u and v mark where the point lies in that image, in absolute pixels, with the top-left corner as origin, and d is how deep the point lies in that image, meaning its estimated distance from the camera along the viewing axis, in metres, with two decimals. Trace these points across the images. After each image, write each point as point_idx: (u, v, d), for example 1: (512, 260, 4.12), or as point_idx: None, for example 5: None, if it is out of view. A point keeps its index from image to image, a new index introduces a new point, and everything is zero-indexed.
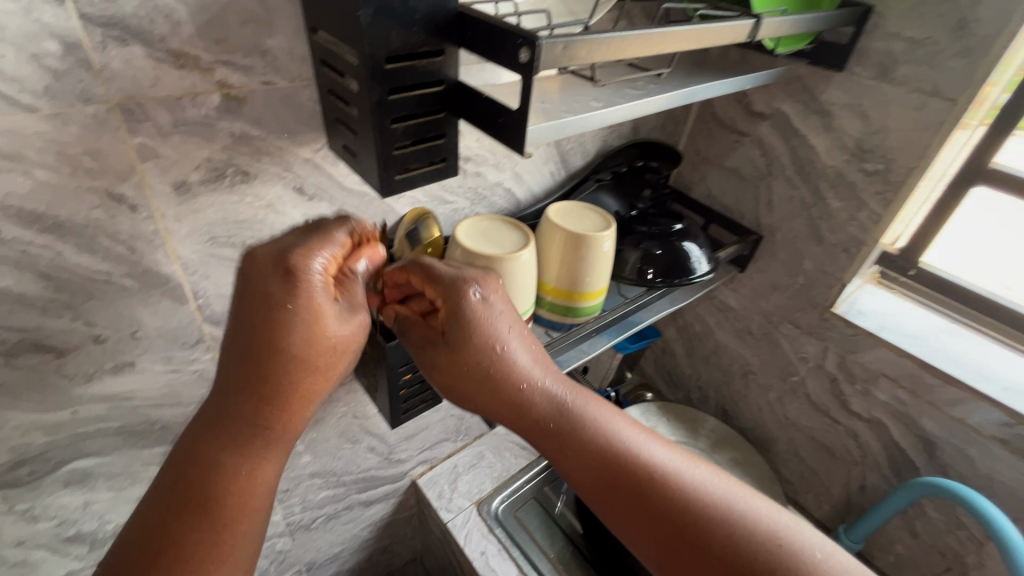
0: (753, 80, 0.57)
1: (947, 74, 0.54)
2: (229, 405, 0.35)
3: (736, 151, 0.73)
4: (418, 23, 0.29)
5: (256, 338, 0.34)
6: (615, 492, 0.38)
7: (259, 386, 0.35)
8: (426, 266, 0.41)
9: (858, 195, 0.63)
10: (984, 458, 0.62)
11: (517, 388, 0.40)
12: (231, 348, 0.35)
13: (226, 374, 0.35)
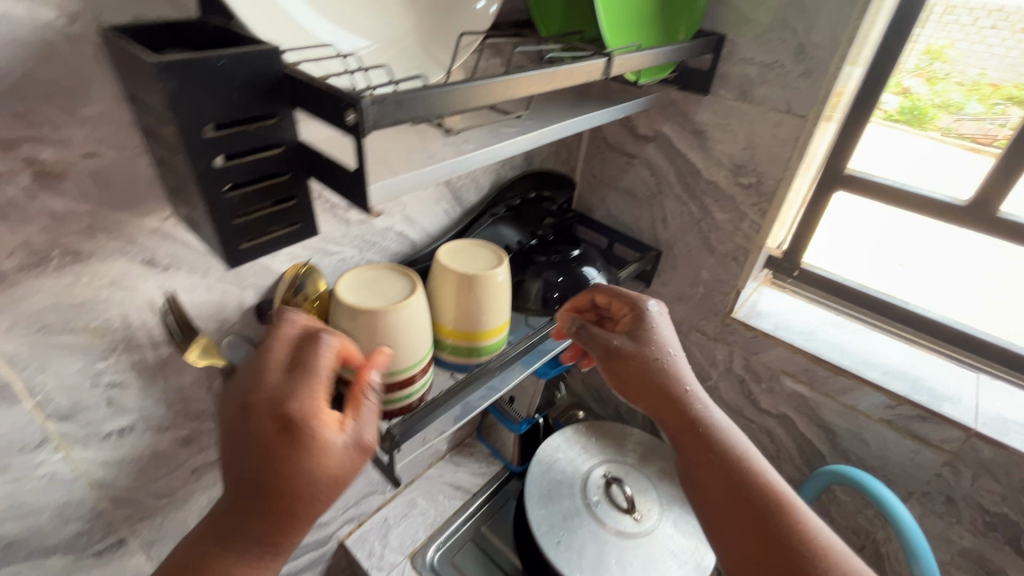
0: (632, 107, 0.59)
1: (795, 94, 0.58)
2: (241, 502, 0.33)
3: (628, 172, 0.76)
4: (237, 89, 0.27)
5: (256, 434, 0.34)
6: (724, 488, 0.45)
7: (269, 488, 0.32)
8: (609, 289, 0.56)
9: (738, 207, 0.67)
10: (876, 440, 0.66)
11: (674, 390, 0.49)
12: (239, 446, 0.33)
13: (231, 469, 0.33)
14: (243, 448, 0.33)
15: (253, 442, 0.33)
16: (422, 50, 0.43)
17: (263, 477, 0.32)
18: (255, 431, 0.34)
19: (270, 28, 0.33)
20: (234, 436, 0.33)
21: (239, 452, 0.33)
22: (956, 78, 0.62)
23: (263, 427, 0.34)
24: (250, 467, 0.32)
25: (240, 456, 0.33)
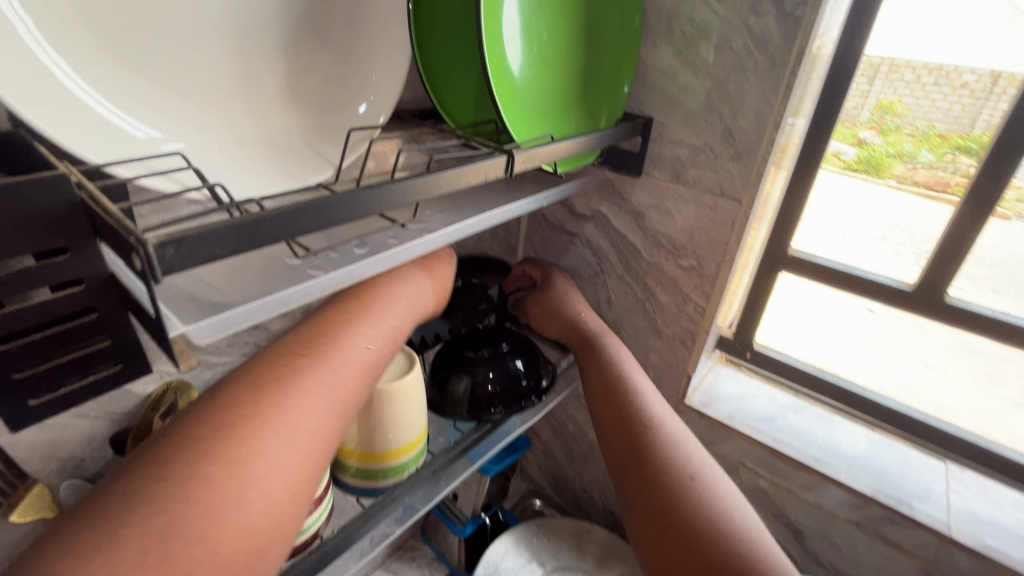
0: (568, 188, 0.55)
1: (728, 177, 0.56)
2: (313, 378, 0.36)
3: (569, 250, 0.72)
4: (6, 227, 0.22)
5: (329, 332, 0.39)
6: (618, 430, 0.51)
7: (374, 369, 0.40)
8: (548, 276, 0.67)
9: (682, 289, 0.64)
10: (845, 540, 0.60)
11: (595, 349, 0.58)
12: (376, 328, 0.42)
13: (320, 351, 0.38)
14: (380, 333, 0.42)
15: (381, 328, 0.42)
16: (307, 148, 0.39)
17: (333, 365, 0.37)
18: (381, 328, 0.42)
19: (100, 146, 0.28)
20: (369, 321, 0.42)
21: (360, 334, 0.40)
22: (907, 126, 0.72)
23: (393, 331, 0.43)
24: (331, 354, 0.38)
25: (377, 345, 0.41)
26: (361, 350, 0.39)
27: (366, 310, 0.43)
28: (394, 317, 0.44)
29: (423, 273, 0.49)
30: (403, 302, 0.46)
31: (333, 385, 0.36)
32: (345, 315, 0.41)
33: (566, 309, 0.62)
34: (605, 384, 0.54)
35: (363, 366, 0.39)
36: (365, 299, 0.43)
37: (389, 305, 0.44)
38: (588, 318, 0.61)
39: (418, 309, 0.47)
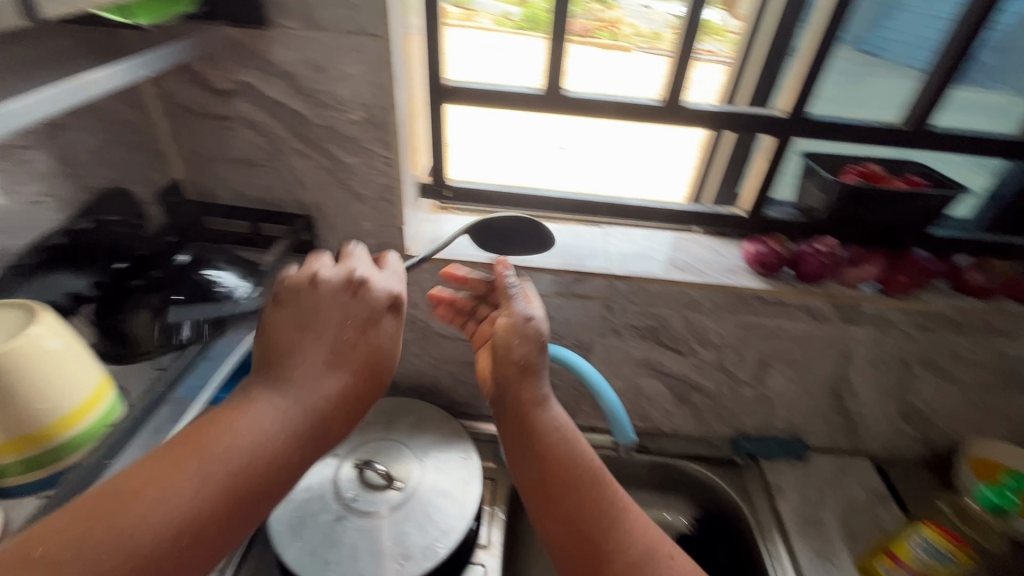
0: (177, 57, 0.45)
1: (359, 11, 0.53)
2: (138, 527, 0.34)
3: (230, 138, 0.63)
4: None
5: (198, 448, 0.38)
6: (548, 486, 0.48)
7: (268, 477, 0.39)
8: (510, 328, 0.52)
9: (363, 146, 0.62)
10: (556, 311, 0.75)
11: (525, 394, 0.51)
12: (229, 463, 0.38)
13: (193, 461, 0.37)
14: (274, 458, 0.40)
15: (232, 466, 0.38)
16: None
17: (196, 466, 0.37)
18: (230, 458, 0.38)
19: None
20: (237, 432, 0.39)
21: (189, 471, 0.37)
22: None
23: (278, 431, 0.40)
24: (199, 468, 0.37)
25: (283, 427, 0.40)
26: (249, 439, 0.39)
27: (216, 430, 0.39)
28: (276, 384, 0.42)
29: (332, 302, 0.46)
30: (282, 414, 0.41)
31: (201, 501, 0.36)
32: (220, 424, 0.39)
33: (517, 338, 0.52)
34: (518, 416, 0.50)
35: (243, 493, 0.38)
36: (225, 419, 0.40)
37: (243, 435, 0.39)
38: (536, 360, 0.52)
39: (273, 448, 0.40)
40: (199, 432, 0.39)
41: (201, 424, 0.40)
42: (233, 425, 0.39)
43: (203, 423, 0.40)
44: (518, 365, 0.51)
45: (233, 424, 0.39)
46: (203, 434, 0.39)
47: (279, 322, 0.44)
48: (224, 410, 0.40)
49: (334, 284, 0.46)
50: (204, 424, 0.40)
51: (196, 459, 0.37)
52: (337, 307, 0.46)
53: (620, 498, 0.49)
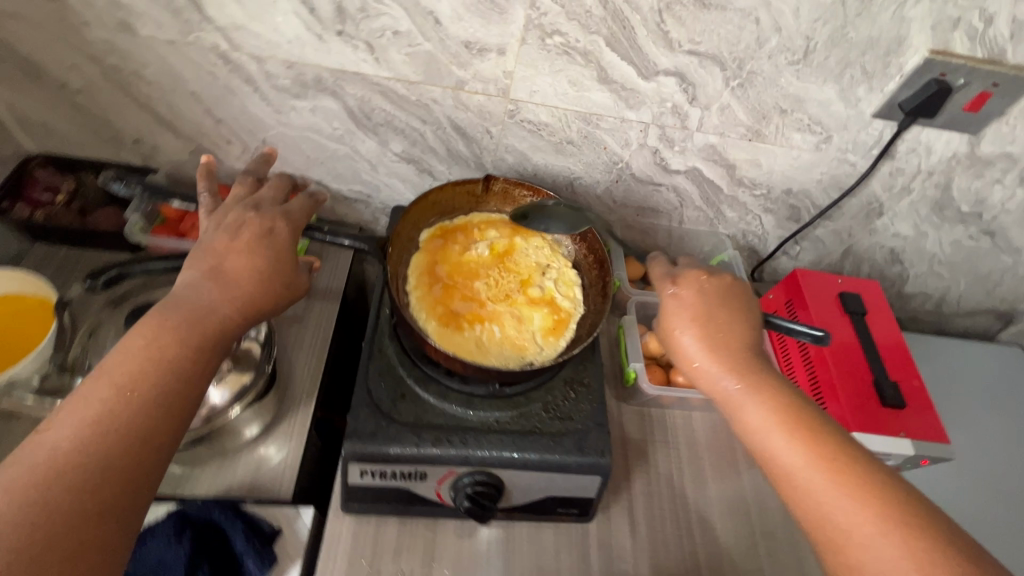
0: None
1: None
2: (241, 242, 0.65)
3: None
4: None
5: (221, 276, 0.62)
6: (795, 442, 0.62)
7: (250, 315, 0.62)
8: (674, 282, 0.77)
9: None
10: None
11: (753, 381, 0.68)
12: (262, 243, 0.66)
13: (174, 316, 0.58)
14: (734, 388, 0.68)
15: (259, 269, 0.64)
16: None
17: (225, 294, 0.61)
18: (237, 255, 0.64)
19: None
20: (255, 265, 0.64)
21: (238, 247, 0.64)
22: None
23: (746, 371, 0.69)
24: (182, 314, 0.58)
25: (261, 259, 0.65)
26: (256, 251, 0.65)
27: (288, 235, 0.69)
28: (737, 376, 0.68)
29: (693, 341, 0.72)
30: (269, 245, 0.66)
31: (230, 300, 0.61)
32: (704, 380, 0.70)
33: (695, 323, 0.73)
34: (765, 373, 0.68)
35: (241, 325, 0.61)
36: (275, 230, 0.68)
37: (267, 232, 0.67)
38: (269, 276, 0.64)
39: (267, 272, 0.64)
40: (280, 248, 0.67)
41: (274, 244, 0.67)
42: (293, 225, 0.71)
43: (277, 226, 0.69)
44: (722, 334, 0.72)
45: (296, 225, 0.71)
46: (288, 244, 0.68)
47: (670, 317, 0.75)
48: (300, 215, 0.72)
49: (285, 230, 0.69)
50: (281, 233, 0.68)
51: (219, 278, 0.62)
52: (690, 285, 0.76)
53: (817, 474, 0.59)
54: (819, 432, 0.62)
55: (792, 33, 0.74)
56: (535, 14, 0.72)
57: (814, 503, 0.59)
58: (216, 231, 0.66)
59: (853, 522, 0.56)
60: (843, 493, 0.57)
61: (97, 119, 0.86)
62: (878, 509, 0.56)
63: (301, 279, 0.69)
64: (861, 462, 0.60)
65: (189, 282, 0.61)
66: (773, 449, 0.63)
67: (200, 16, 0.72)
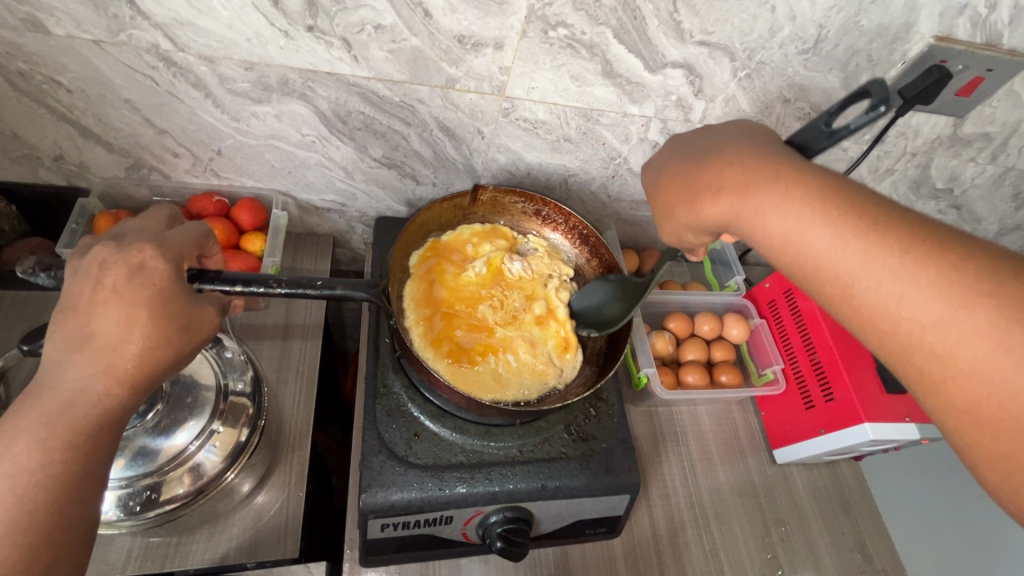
0: None
1: None
2: (107, 297, 0.50)
3: None
4: None
5: (88, 342, 0.49)
6: (856, 303, 0.47)
7: (132, 384, 0.51)
8: (743, 135, 0.60)
9: None
10: None
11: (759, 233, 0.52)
12: (128, 290, 0.51)
13: (32, 412, 0.46)
14: (841, 223, 0.47)
15: (132, 330, 0.50)
16: None
17: (96, 366, 0.49)
18: (102, 320, 0.50)
19: None
20: (129, 318, 0.50)
21: (102, 307, 0.50)
22: None
23: (799, 170, 0.52)
24: (37, 411, 0.46)
25: (134, 315, 0.50)
26: (127, 307, 0.50)
27: (165, 274, 0.53)
28: (787, 204, 0.50)
29: (749, 189, 0.53)
30: (142, 291, 0.51)
31: (100, 376, 0.49)
32: (739, 217, 0.54)
33: (736, 163, 0.56)
34: (821, 174, 0.51)
35: (127, 400, 0.50)
36: (143, 270, 0.52)
37: (133, 275, 0.51)
38: (148, 334, 0.51)
39: (146, 330, 0.51)
40: (158, 289, 0.52)
41: (149, 288, 0.52)
42: (177, 259, 0.55)
43: (144, 262, 0.52)
44: (743, 178, 0.54)
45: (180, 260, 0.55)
46: (168, 284, 0.53)
47: (677, 176, 0.61)
48: (182, 245, 0.56)
49: (163, 262, 0.53)
50: (151, 272, 0.52)
51: (85, 348, 0.49)
52: (735, 135, 0.61)
53: (908, 326, 0.44)
54: (866, 212, 0.47)
55: (806, 21, 0.70)
56: (539, 4, 0.63)
57: (893, 324, 0.45)
58: (72, 278, 0.51)
59: (906, 293, 0.44)
60: (883, 266, 0.45)
61: (2, 135, 0.71)
62: (976, 292, 0.41)
63: (204, 313, 0.56)
64: (865, 232, 0.46)
65: (46, 355, 0.49)
66: (821, 258, 0.48)
67: (132, 11, 0.59)
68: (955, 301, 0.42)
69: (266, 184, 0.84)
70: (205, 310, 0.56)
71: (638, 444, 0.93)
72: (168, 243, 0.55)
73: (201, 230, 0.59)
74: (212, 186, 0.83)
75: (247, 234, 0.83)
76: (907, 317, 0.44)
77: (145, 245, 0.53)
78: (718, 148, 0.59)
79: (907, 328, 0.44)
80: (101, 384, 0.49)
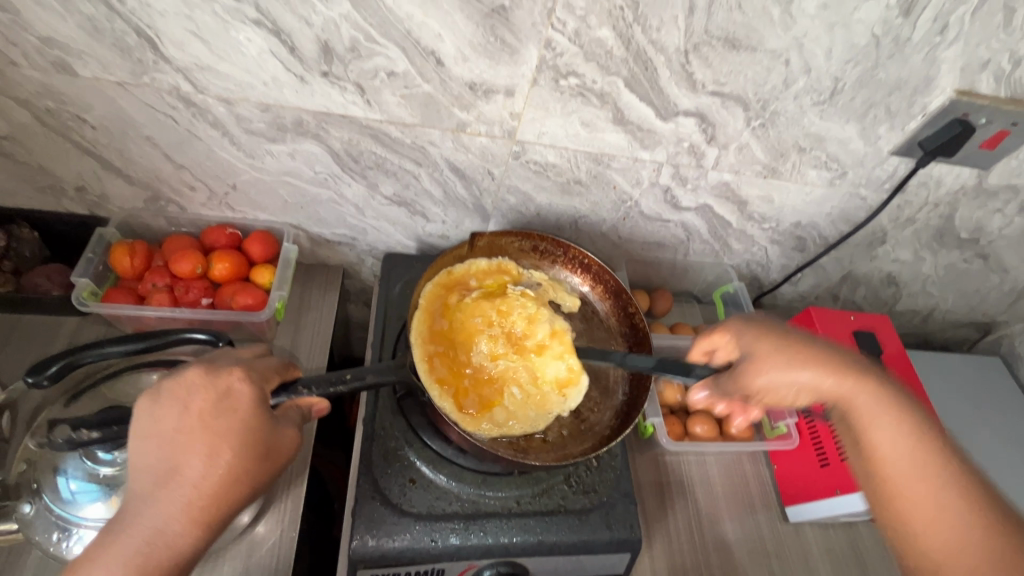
0: None
1: None
2: (197, 431, 0.50)
3: None
4: None
5: (173, 478, 0.48)
6: (903, 501, 0.56)
7: (209, 523, 0.49)
8: (782, 327, 0.68)
9: None
10: None
11: (857, 422, 0.60)
12: (216, 424, 0.50)
13: (108, 557, 0.45)
14: (908, 450, 0.58)
15: (217, 467, 0.49)
16: None
17: (179, 505, 0.48)
18: (189, 454, 0.49)
19: None
20: (213, 449, 0.49)
21: (193, 443, 0.49)
22: None
23: (891, 391, 0.61)
24: (114, 554, 0.45)
25: (219, 450, 0.49)
26: (212, 443, 0.49)
27: (245, 404, 0.52)
28: (870, 412, 0.60)
29: (818, 380, 0.62)
30: (228, 422, 0.51)
31: (180, 518, 0.47)
32: (854, 410, 0.61)
33: (803, 349, 0.64)
34: (902, 399, 0.61)
35: (200, 540, 0.48)
36: (225, 401, 0.52)
37: (218, 408, 0.51)
38: (230, 468, 0.50)
39: (230, 463, 0.50)
40: (242, 422, 0.51)
41: (232, 425, 0.51)
42: (256, 387, 0.54)
43: (226, 394, 0.52)
44: (853, 377, 0.62)
45: (258, 386, 0.54)
46: (249, 416, 0.52)
47: (748, 340, 0.66)
48: (256, 372, 0.55)
49: (249, 385, 0.53)
50: (230, 405, 0.51)
51: (170, 485, 0.48)
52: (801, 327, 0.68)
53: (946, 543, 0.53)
54: (937, 442, 0.58)
55: (821, 74, 0.69)
56: (550, 54, 0.64)
57: (929, 529, 0.54)
58: (160, 407, 0.50)
59: (952, 527, 0.53)
60: (936, 496, 0.55)
61: (29, 167, 0.73)
62: (1003, 534, 0.52)
63: (286, 436, 0.54)
64: (922, 457, 0.57)
65: (134, 488, 0.48)
66: (887, 461, 0.58)
67: (156, 55, 0.61)
68: (988, 539, 0.52)
69: (279, 217, 0.86)
70: (286, 433, 0.54)
71: (642, 494, 0.90)
72: (245, 371, 0.54)
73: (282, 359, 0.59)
74: (226, 218, 0.85)
75: (256, 266, 0.84)
76: (945, 532, 0.53)
77: (223, 376, 0.53)
78: (773, 336, 0.66)
79: (941, 539, 0.54)
80: (180, 527, 0.47)
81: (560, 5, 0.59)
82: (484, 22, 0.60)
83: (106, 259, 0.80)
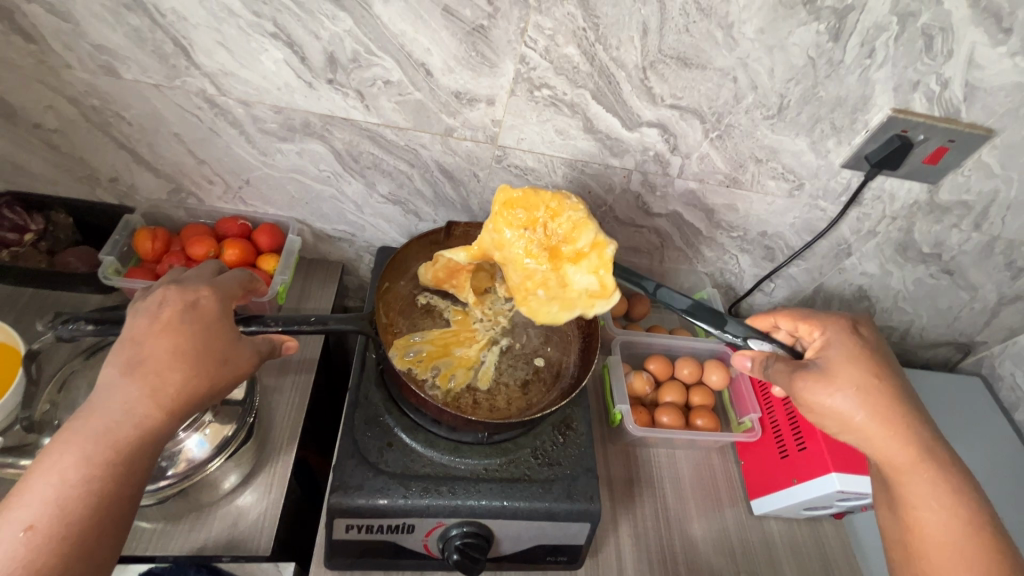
0: None
1: None
2: (162, 331, 0.57)
3: None
4: None
5: (139, 368, 0.55)
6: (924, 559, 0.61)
7: (173, 410, 0.55)
8: (866, 357, 0.69)
9: None
10: None
11: (909, 488, 0.64)
12: (179, 326, 0.58)
13: (83, 431, 0.52)
14: (940, 529, 0.61)
15: (180, 361, 0.56)
16: None
17: (144, 391, 0.54)
18: (154, 348, 0.56)
19: None
20: (177, 348, 0.56)
21: (157, 339, 0.57)
22: None
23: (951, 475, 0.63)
24: (85, 430, 0.52)
25: (183, 346, 0.57)
26: (176, 340, 0.57)
27: (205, 315, 0.60)
28: (924, 485, 0.63)
29: (865, 434, 0.66)
30: (190, 326, 0.58)
31: (146, 402, 0.54)
32: (903, 479, 0.64)
33: (873, 394, 0.66)
34: (958, 484, 0.63)
35: (164, 424, 0.55)
36: (189, 311, 0.59)
37: (182, 315, 0.59)
38: (194, 363, 0.57)
39: (193, 359, 0.57)
40: (201, 326, 0.59)
41: (194, 328, 0.58)
42: (217, 302, 0.62)
43: (191, 304, 0.60)
44: (915, 448, 0.64)
45: (220, 301, 0.63)
46: (209, 322, 0.60)
47: (853, 372, 0.67)
48: (220, 291, 0.64)
49: (213, 300, 0.62)
50: (193, 314, 0.59)
51: (136, 373, 0.55)
52: (880, 364, 0.69)
53: None
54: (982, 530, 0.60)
55: (767, 91, 0.78)
56: (525, 68, 0.74)
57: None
58: (135, 316, 0.59)
59: None
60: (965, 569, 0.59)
61: (71, 158, 0.84)
62: None
63: (242, 349, 0.61)
64: (967, 544, 0.60)
65: (104, 380, 0.55)
66: (925, 529, 0.62)
67: (188, 62, 0.72)
68: None
69: (286, 212, 0.95)
70: (244, 345, 0.62)
71: (612, 484, 0.95)
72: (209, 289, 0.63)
73: (244, 274, 0.69)
74: (239, 211, 0.94)
75: (263, 254, 0.93)
76: None
77: (189, 291, 0.61)
78: (870, 380, 0.66)
79: None
80: (149, 410, 0.54)
81: (531, 26, 0.69)
82: (467, 39, 0.70)
83: (130, 243, 0.90)
